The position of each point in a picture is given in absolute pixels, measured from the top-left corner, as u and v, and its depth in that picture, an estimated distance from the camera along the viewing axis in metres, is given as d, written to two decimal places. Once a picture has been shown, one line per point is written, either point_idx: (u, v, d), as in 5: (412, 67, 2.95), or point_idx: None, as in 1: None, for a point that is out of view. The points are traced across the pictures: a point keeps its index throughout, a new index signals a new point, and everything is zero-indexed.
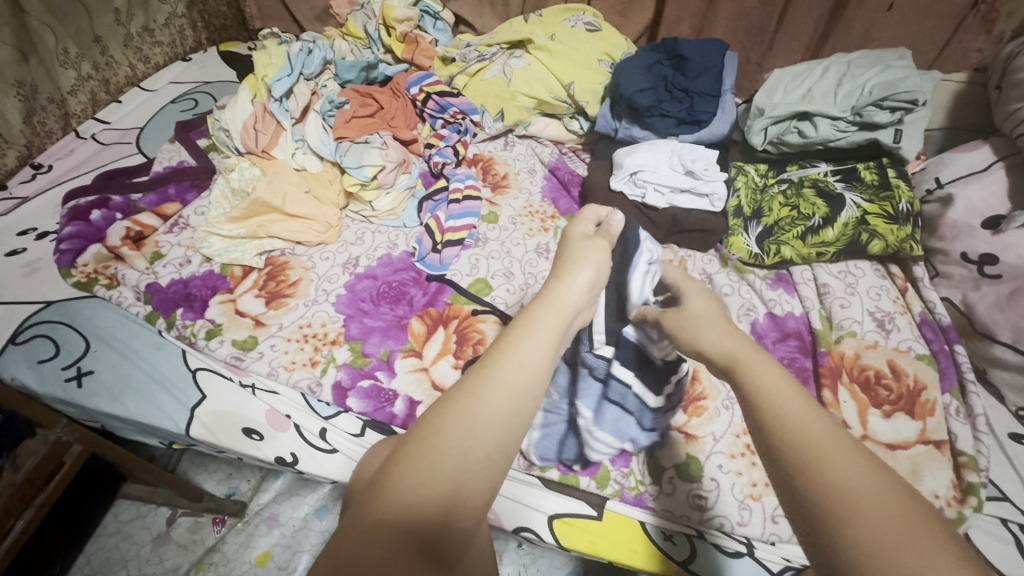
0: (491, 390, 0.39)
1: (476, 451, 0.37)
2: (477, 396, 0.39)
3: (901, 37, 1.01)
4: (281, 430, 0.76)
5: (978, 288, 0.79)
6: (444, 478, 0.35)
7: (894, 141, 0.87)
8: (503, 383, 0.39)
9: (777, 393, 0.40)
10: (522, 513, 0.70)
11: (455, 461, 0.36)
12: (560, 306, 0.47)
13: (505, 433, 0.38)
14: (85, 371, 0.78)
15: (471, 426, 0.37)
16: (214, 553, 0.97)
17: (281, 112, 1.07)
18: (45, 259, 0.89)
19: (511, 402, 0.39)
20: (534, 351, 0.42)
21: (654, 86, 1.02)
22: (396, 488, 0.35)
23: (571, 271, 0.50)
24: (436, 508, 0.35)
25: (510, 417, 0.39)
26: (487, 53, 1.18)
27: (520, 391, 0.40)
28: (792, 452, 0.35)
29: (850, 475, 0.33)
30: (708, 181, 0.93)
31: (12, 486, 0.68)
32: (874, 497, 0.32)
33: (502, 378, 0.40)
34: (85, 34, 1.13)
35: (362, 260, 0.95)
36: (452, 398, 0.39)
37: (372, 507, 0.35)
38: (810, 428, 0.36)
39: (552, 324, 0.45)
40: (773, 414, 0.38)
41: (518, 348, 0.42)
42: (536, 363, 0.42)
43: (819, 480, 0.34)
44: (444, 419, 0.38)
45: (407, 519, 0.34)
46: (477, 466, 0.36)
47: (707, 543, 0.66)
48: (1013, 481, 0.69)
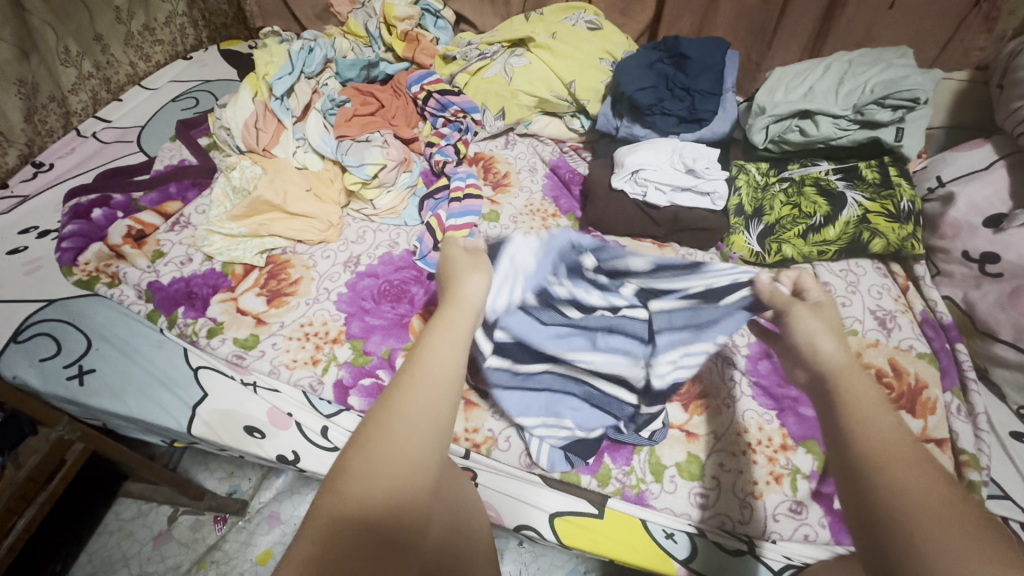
0: (420, 382, 0.42)
1: (414, 443, 0.39)
2: (407, 391, 0.41)
3: (903, 35, 1.01)
4: (282, 428, 0.76)
5: (980, 286, 0.79)
6: (397, 468, 0.38)
7: (897, 139, 0.87)
8: (430, 378, 0.42)
9: (866, 404, 0.44)
10: (524, 511, 0.71)
11: (405, 455, 0.38)
12: (465, 310, 0.53)
13: (435, 423, 0.40)
14: (87, 369, 0.78)
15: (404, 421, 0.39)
16: (216, 550, 0.97)
17: (282, 111, 1.07)
18: (47, 257, 0.90)
19: (440, 392, 0.42)
20: (449, 347, 0.46)
21: (656, 84, 1.02)
22: (352, 488, 0.37)
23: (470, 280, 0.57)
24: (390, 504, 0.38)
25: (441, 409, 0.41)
26: (489, 51, 1.18)
27: (447, 383, 0.43)
28: (866, 458, 0.39)
29: (916, 479, 0.36)
30: (710, 179, 0.94)
31: (14, 484, 0.68)
32: (935, 501, 0.35)
33: (430, 371, 0.43)
34: (86, 32, 1.13)
35: (363, 259, 0.95)
36: (388, 395, 0.41)
37: (332, 503, 0.36)
38: (891, 440, 0.40)
39: (460, 323, 0.50)
40: (859, 422, 0.42)
41: (439, 347, 0.45)
42: (455, 355, 0.45)
43: (883, 483, 0.37)
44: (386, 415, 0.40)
45: (367, 516, 0.36)
46: (419, 456, 0.39)
47: (709, 540, 0.67)
48: (1015, 479, 0.69)
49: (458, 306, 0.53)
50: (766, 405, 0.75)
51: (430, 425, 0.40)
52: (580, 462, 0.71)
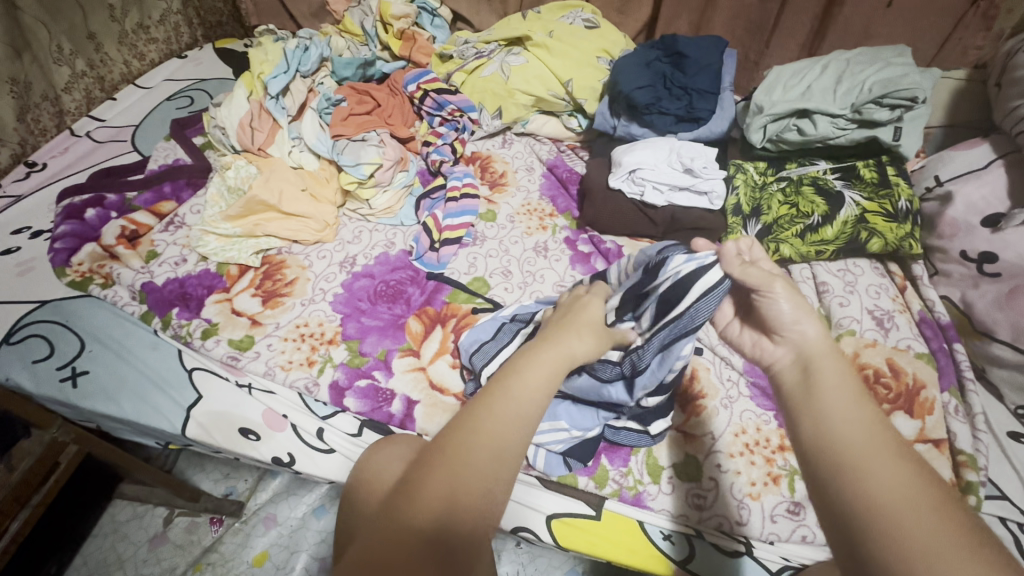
0: (507, 407, 0.40)
1: (490, 469, 0.38)
2: (488, 414, 0.40)
3: (901, 33, 1.01)
4: (278, 429, 0.76)
5: (977, 286, 0.79)
6: (462, 481, 0.37)
7: (895, 139, 0.87)
8: (517, 405, 0.41)
9: (841, 399, 0.45)
10: (521, 513, 0.70)
11: (477, 478, 0.37)
12: (563, 352, 0.48)
13: (513, 454, 0.39)
14: (80, 371, 0.77)
15: (480, 443, 0.38)
16: (212, 552, 0.96)
17: (278, 110, 1.06)
18: (40, 258, 0.89)
19: (523, 421, 0.40)
20: (541, 381, 0.44)
21: (653, 83, 1.01)
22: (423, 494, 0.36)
23: (577, 328, 0.53)
24: (438, 510, 0.36)
25: (518, 439, 0.39)
26: (486, 49, 1.17)
27: (530, 413, 0.41)
28: (833, 453, 0.41)
29: (888, 478, 0.38)
30: (708, 179, 0.93)
31: (7, 486, 0.68)
32: (911, 502, 0.36)
33: (516, 400, 0.41)
34: (79, 31, 1.12)
35: (360, 259, 0.94)
36: (474, 411, 0.41)
37: (404, 511, 0.36)
38: (859, 437, 0.41)
39: (553, 363, 0.46)
40: (826, 418, 0.44)
41: (530, 378, 0.43)
42: (545, 391, 0.43)
43: (858, 482, 0.38)
44: (464, 433, 0.39)
45: (435, 527, 0.35)
46: (493, 480, 0.38)
47: (706, 542, 0.66)
48: (1012, 478, 0.69)
49: (555, 346, 0.49)
50: (764, 406, 0.75)
51: (506, 453, 0.39)
52: (576, 465, 0.71)
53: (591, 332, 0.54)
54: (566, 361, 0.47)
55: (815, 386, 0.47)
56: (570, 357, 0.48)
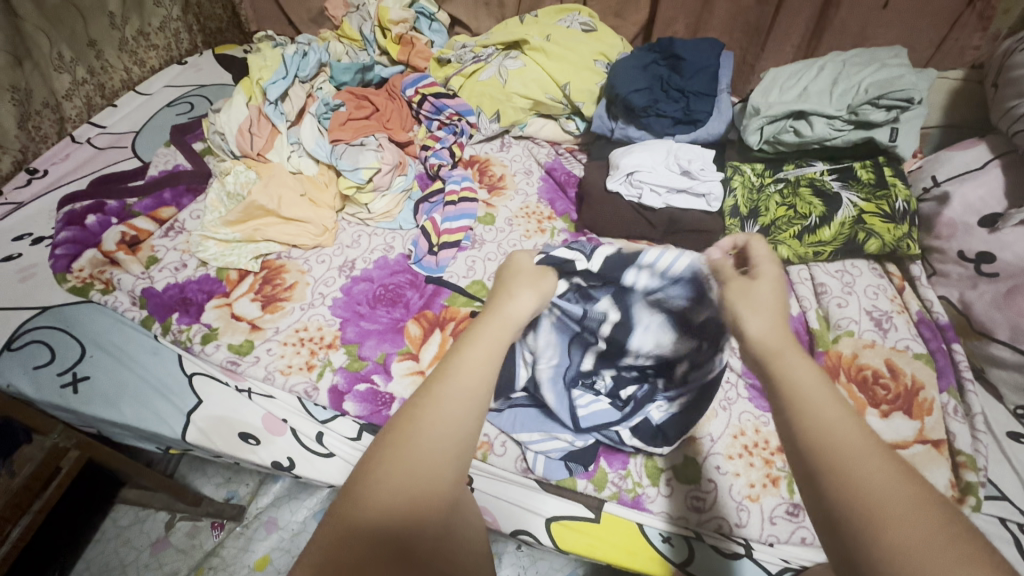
0: (449, 389, 0.40)
1: (437, 464, 0.37)
2: (434, 404, 0.39)
3: (897, 35, 1.01)
4: (278, 434, 0.76)
5: (976, 286, 0.79)
6: (430, 472, 0.37)
7: (891, 140, 0.87)
8: (461, 387, 0.40)
9: (819, 391, 0.41)
10: (522, 517, 0.70)
11: (420, 465, 0.37)
12: (506, 316, 0.49)
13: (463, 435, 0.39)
14: (81, 377, 0.78)
15: (428, 433, 0.38)
16: (213, 557, 0.97)
17: (276, 115, 1.07)
18: (41, 264, 0.89)
19: (466, 404, 0.40)
20: (484, 351, 0.44)
21: (650, 86, 1.01)
22: (383, 484, 0.36)
23: (516, 289, 0.53)
24: (427, 501, 0.36)
25: (470, 416, 0.40)
26: (483, 53, 1.18)
27: (481, 394, 0.41)
28: (817, 449, 0.37)
29: (875, 475, 0.35)
30: (705, 181, 0.93)
31: (9, 492, 0.68)
32: (895, 500, 0.33)
33: (456, 381, 0.40)
34: (80, 38, 1.13)
35: (358, 263, 0.95)
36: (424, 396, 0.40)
37: (351, 509, 0.35)
38: (836, 427, 0.38)
39: (501, 333, 0.46)
40: (804, 408, 0.40)
41: (472, 354, 0.43)
42: (491, 360, 0.43)
43: (837, 479, 0.35)
44: (413, 425, 0.38)
45: (390, 517, 0.35)
46: (442, 466, 0.37)
47: (706, 544, 0.66)
48: (1012, 479, 0.69)
49: (497, 313, 0.49)
50: (762, 407, 0.75)
51: (452, 442, 0.38)
52: (579, 465, 0.71)
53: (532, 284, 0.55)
54: (507, 325, 0.48)
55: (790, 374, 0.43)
56: (508, 318, 0.48)
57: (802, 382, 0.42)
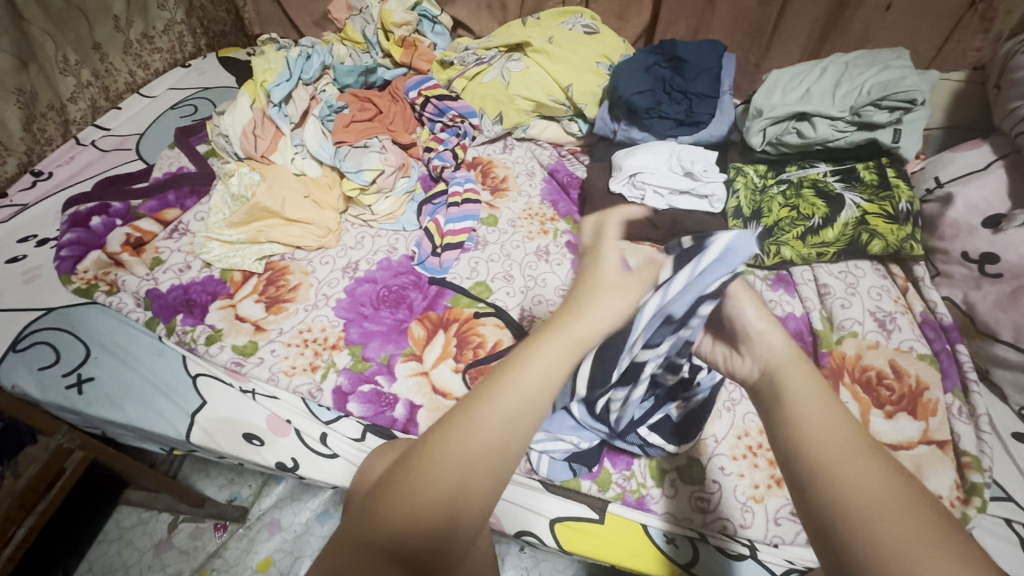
0: (491, 415, 0.39)
1: (460, 482, 0.37)
2: (468, 427, 0.39)
3: (899, 36, 1.01)
4: (282, 435, 0.76)
5: (980, 287, 0.79)
6: (447, 488, 0.36)
7: (894, 141, 0.88)
8: (505, 409, 0.40)
9: (815, 404, 0.44)
10: (527, 518, 0.70)
11: (448, 481, 0.36)
12: (575, 340, 0.47)
13: (494, 463, 0.38)
14: (86, 378, 0.78)
15: (456, 453, 0.38)
16: (216, 558, 0.96)
17: (281, 117, 1.08)
18: (46, 265, 0.90)
19: (507, 425, 0.39)
20: (537, 377, 0.42)
21: (653, 87, 1.02)
22: (404, 497, 0.36)
23: (591, 305, 0.53)
24: (441, 518, 0.36)
25: (503, 442, 0.39)
26: (486, 56, 1.18)
27: (518, 420, 0.40)
28: (810, 460, 0.40)
29: (860, 479, 0.38)
30: (708, 182, 0.94)
31: (13, 493, 0.68)
32: (881, 506, 0.36)
33: (498, 405, 0.40)
34: (84, 41, 1.13)
35: (362, 264, 0.95)
36: (460, 414, 0.40)
37: (370, 519, 0.36)
38: (827, 437, 0.41)
39: (563, 358, 0.45)
40: (803, 420, 0.43)
41: (522, 377, 0.42)
42: (539, 394, 0.42)
43: (828, 487, 0.38)
44: (442, 444, 0.38)
45: (402, 535, 0.35)
46: (473, 484, 0.37)
47: (710, 545, 0.66)
48: (1017, 480, 0.69)
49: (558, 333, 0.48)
50: None
51: (484, 461, 0.38)
52: (581, 467, 0.70)
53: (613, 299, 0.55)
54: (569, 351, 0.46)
55: (787, 392, 0.47)
56: (577, 341, 0.47)
57: (823, 430, 0.42)
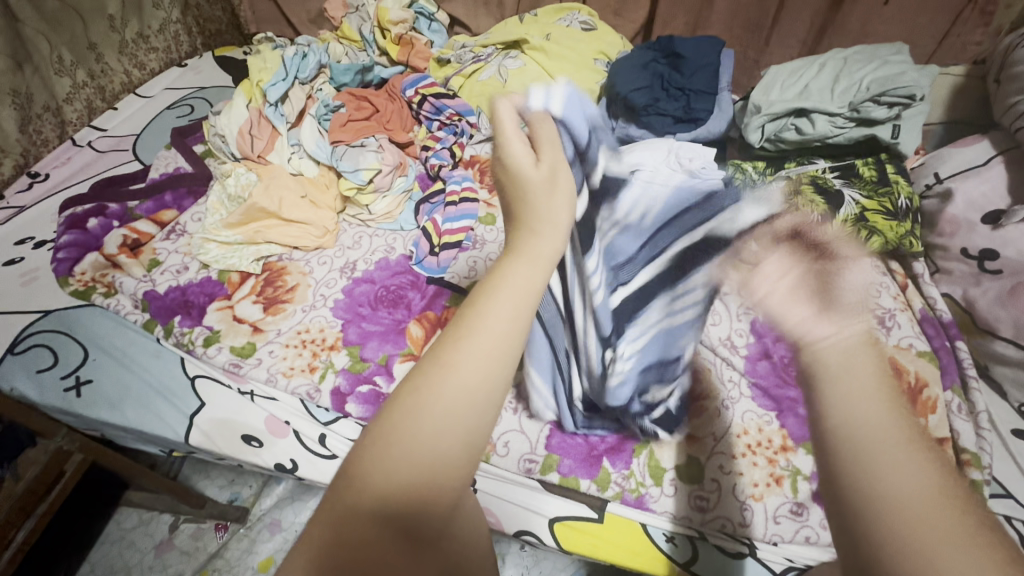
0: (461, 357, 0.32)
1: (436, 443, 0.30)
2: (444, 371, 0.32)
3: (898, 31, 1.01)
4: (280, 436, 0.76)
5: (979, 283, 0.79)
6: (414, 463, 0.30)
7: (893, 136, 0.86)
8: (477, 352, 0.32)
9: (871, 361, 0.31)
10: (526, 518, 0.70)
11: (416, 450, 0.30)
12: (539, 255, 0.37)
13: (471, 413, 0.31)
14: (84, 380, 0.78)
15: (426, 412, 0.31)
16: (217, 558, 0.97)
17: (276, 117, 1.07)
18: (44, 268, 0.90)
19: (473, 375, 0.32)
20: (509, 306, 0.34)
21: (651, 84, 1.01)
22: (371, 471, 0.30)
23: (546, 210, 0.40)
24: (410, 493, 0.30)
25: (481, 391, 0.32)
26: (483, 54, 1.18)
27: (495, 362, 0.32)
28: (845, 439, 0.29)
29: (918, 467, 0.27)
30: (708, 178, 0.90)
31: (13, 496, 0.69)
32: (935, 502, 0.25)
33: (472, 344, 0.32)
34: (80, 41, 1.13)
35: (360, 264, 0.95)
36: (430, 362, 0.33)
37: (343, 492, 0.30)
38: (881, 410, 0.29)
39: (532, 275, 0.36)
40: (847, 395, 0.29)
41: (492, 307, 0.34)
42: (516, 320, 0.34)
43: (865, 475, 0.27)
44: (410, 399, 0.31)
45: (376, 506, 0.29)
46: (445, 441, 0.30)
47: (709, 543, 0.66)
48: (1016, 477, 0.69)
49: (530, 248, 0.37)
50: (764, 406, 0.76)
51: (460, 415, 0.31)
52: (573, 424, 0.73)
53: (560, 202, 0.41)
54: (543, 265, 0.37)
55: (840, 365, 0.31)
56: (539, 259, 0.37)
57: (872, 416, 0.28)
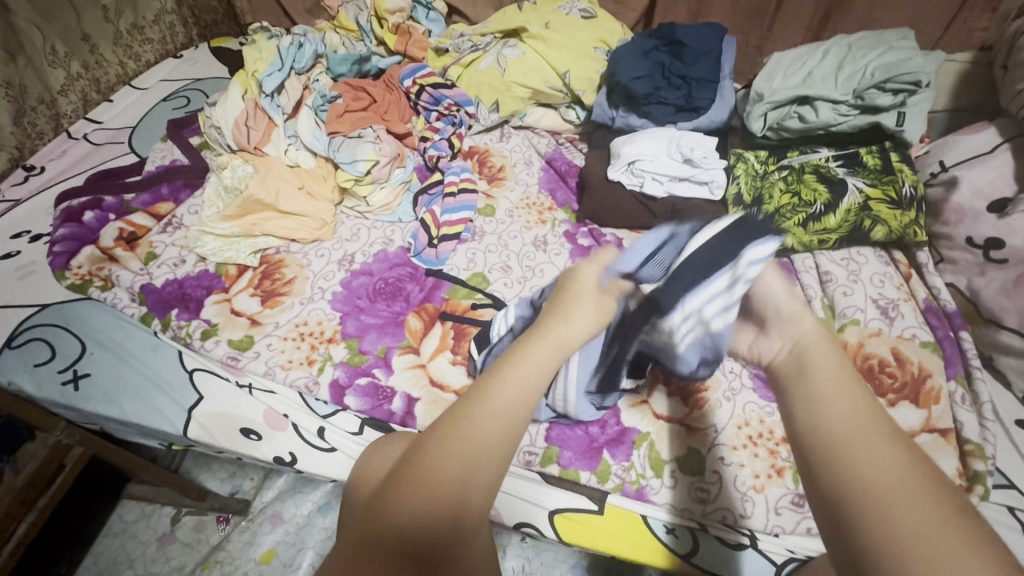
0: (485, 412, 0.43)
1: (463, 471, 0.41)
2: (469, 421, 0.43)
3: (903, 17, 0.99)
4: (278, 429, 0.76)
5: (984, 273, 0.78)
6: (449, 489, 0.40)
7: (897, 124, 0.85)
8: (498, 405, 0.44)
9: (834, 379, 0.47)
10: (526, 510, 0.70)
11: (451, 473, 0.41)
12: (558, 343, 0.52)
13: (494, 452, 0.43)
14: (82, 374, 0.77)
15: (462, 445, 0.42)
16: (219, 551, 0.97)
17: (273, 107, 1.06)
18: (39, 261, 0.89)
19: (502, 422, 0.43)
20: (525, 379, 0.47)
21: (651, 72, 1.00)
22: (414, 490, 0.40)
23: (572, 315, 0.56)
24: (446, 508, 0.40)
25: (505, 441, 0.43)
26: (481, 42, 1.16)
27: (518, 418, 0.44)
28: (824, 443, 0.43)
29: (878, 460, 0.40)
30: (708, 169, 0.92)
31: (13, 490, 0.68)
32: (898, 485, 0.38)
33: (496, 402, 0.44)
34: (73, 32, 1.12)
35: (358, 256, 0.94)
36: (463, 407, 0.44)
37: (385, 513, 0.40)
38: (852, 427, 0.43)
39: (545, 358, 0.50)
40: (824, 402, 0.45)
41: (512, 376, 0.46)
42: (531, 387, 0.46)
43: (849, 472, 0.40)
44: (445, 438, 0.42)
45: (407, 535, 0.39)
46: (477, 472, 0.42)
47: (710, 535, 0.66)
48: (1020, 468, 0.68)
49: (549, 335, 0.52)
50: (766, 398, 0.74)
51: (485, 454, 0.42)
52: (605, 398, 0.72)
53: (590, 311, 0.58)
54: (558, 351, 0.51)
55: (809, 368, 0.49)
56: (561, 344, 0.52)
57: (844, 424, 0.43)
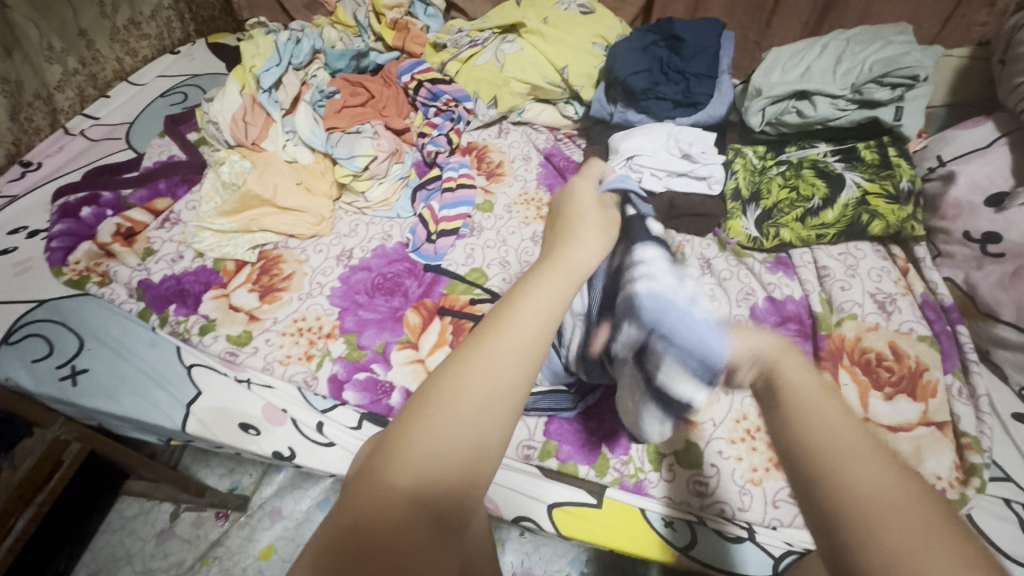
0: (502, 348, 0.35)
1: (479, 424, 0.33)
2: (485, 359, 0.35)
3: (901, 12, 0.99)
4: (277, 424, 0.75)
5: (981, 267, 0.78)
6: (465, 442, 0.32)
7: (895, 119, 0.85)
8: (515, 341, 0.36)
9: None
10: (525, 503, 0.70)
11: (466, 423, 0.32)
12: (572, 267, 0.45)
13: (511, 401, 0.34)
14: (80, 369, 0.77)
15: (476, 389, 0.33)
16: (218, 546, 0.97)
17: (271, 103, 1.06)
18: (37, 257, 0.89)
19: (521, 362, 0.35)
20: (548, 313, 0.38)
21: (650, 68, 1.00)
22: (417, 445, 0.31)
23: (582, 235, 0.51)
24: (459, 467, 0.32)
25: (523, 380, 0.35)
26: (480, 37, 1.16)
27: (538, 355, 0.36)
28: None
29: None
30: (706, 164, 0.92)
31: (11, 485, 0.68)
32: None
33: (512, 340, 0.36)
34: (70, 28, 1.11)
35: (356, 252, 0.94)
36: (476, 344, 0.36)
37: (384, 469, 0.31)
38: None
39: (565, 286, 0.42)
40: None
41: (531, 308, 0.38)
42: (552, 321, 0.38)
43: None
44: (455, 380, 0.34)
45: (417, 494, 0.30)
46: (492, 421, 0.33)
47: (708, 528, 0.66)
48: (1017, 461, 0.68)
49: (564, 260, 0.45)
50: None
51: (503, 399, 0.34)
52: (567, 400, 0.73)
53: (596, 232, 0.53)
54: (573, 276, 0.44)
55: None
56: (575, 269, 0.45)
57: None
